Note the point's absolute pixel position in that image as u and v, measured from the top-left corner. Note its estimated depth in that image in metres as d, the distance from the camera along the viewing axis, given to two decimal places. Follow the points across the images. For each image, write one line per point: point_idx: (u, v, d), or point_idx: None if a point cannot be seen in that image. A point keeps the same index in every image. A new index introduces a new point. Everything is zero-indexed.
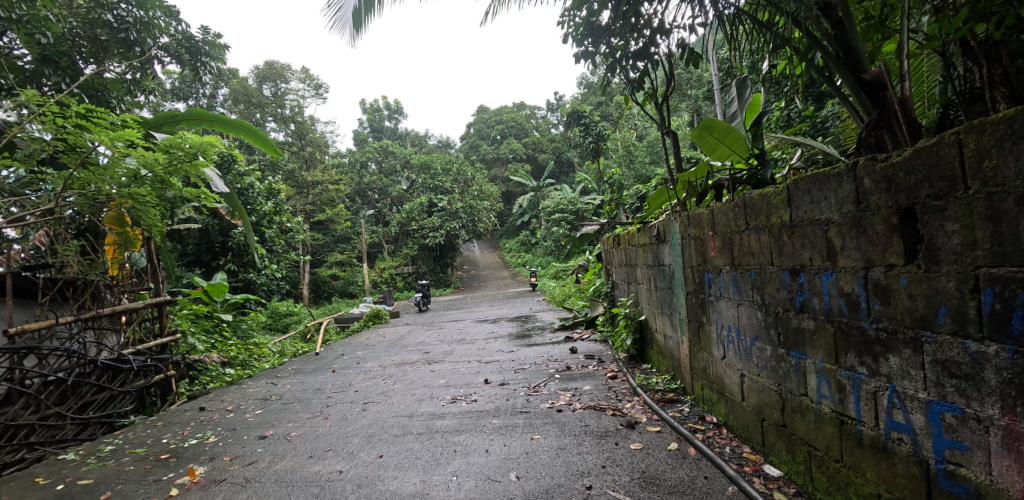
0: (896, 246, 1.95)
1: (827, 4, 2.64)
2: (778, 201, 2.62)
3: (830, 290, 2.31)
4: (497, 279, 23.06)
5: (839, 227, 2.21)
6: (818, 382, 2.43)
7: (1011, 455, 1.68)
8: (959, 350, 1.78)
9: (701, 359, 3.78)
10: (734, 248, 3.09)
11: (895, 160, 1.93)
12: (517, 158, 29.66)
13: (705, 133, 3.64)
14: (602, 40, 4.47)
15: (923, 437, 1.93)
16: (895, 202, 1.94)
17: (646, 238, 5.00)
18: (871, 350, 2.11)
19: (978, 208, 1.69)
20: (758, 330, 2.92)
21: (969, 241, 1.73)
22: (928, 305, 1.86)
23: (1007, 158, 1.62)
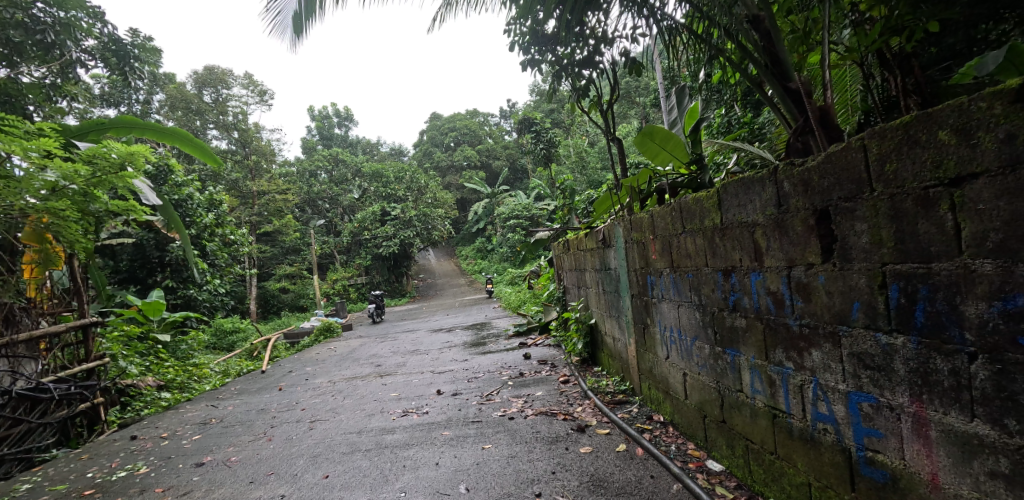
0: (814, 246, 2.04)
1: (755, 17, 2.68)
2: (709, 204, 2.72)
3: (758, 289, 2.41)
4: (454, 287, 22.94)
5: (765, 230, 2.31)
6: (752, 378, 2.53)
7: (920, 440, 1.71)
8: (871, 343, 1.82)
9: (647, 360, 3.87)
10: (672, 251, 3.18)
11: (810, 164, 2.02)
12: (471, 165, 29.68)
13: (647, 140, 3.72)
14: (548, 49, 4.53)
15: (845, 426, 2.00)
16: (811, 204, 2.03)
17: (592, 242, 5.09)
18: (796, 345, 2.21)
19: (882, 209, 1.72)
20: (697, 330, 3.01)
21: (876, 240, 1.77)
22: (844, 301, 1.94)
23: (904, 161, 1.64)
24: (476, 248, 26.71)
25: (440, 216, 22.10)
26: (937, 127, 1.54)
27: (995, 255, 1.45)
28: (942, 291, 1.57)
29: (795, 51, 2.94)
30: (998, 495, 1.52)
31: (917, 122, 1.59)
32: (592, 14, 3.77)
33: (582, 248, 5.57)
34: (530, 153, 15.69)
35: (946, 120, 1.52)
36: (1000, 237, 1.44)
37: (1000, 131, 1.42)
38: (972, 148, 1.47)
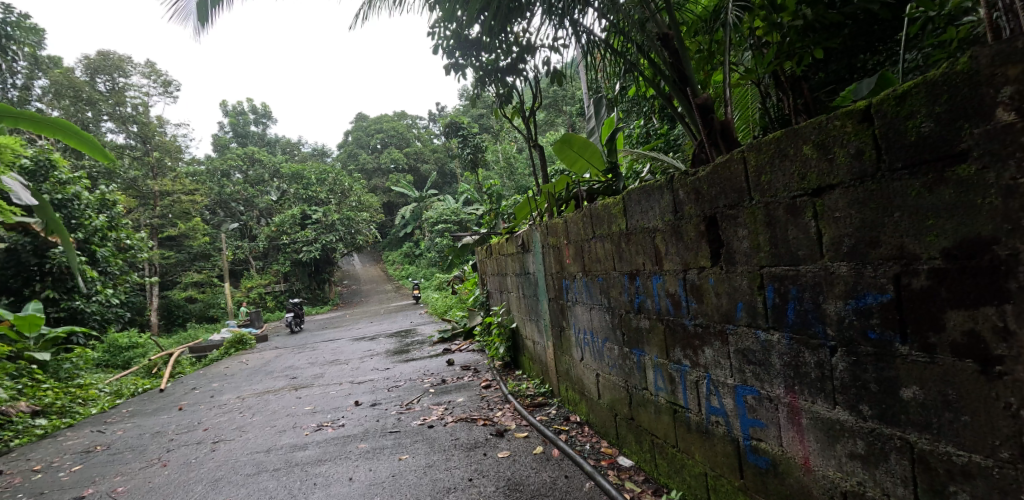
0: (704, 250, 2.18)
1: (665, 35, 2.76)
2: (616, 210, 2.83)
3: (659, 291, 2.54)
4: (379, 293, 22.41)
5: (664, 235, 2.44)
6: (655, 375, 2.66)
7: (794, 428, 1.83)
8: (753, 339, 1.97)
9: (564, 362, 3.96)
10: (584, 255, 3.29)
11: (700, 174, 2.16)
12: (398, 168, 29.21)
13: (565, 148, 3.76)
14: (472, 54, 4.52)
15: (733, 418, 2.15)
16: (702, 211, 2.17)
17: (513, 247, 5.14)
18: (691, 344, 2.35)
19: (760, 216, 1.87)
20: (607, 331, 3.12)
21: (755, 245, 1.91)
22: (730, 302, 2.08)
23: (775, 173, 1.77)
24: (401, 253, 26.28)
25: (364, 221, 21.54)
26: (802, 141, 1.63)
27: (849, 258, 1.53)
28: (808, 291, 1.68)
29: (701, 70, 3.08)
30: (857, 475, 1.60)
31: (786, 138, 1.71)
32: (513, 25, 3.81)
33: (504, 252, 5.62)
34: (458, 157, 15.62)
35: (808, 136, 1.61)
36: (852, 242, 1.52)
37: (851, 147, 1.49)
38: (829, 162, 1.56)
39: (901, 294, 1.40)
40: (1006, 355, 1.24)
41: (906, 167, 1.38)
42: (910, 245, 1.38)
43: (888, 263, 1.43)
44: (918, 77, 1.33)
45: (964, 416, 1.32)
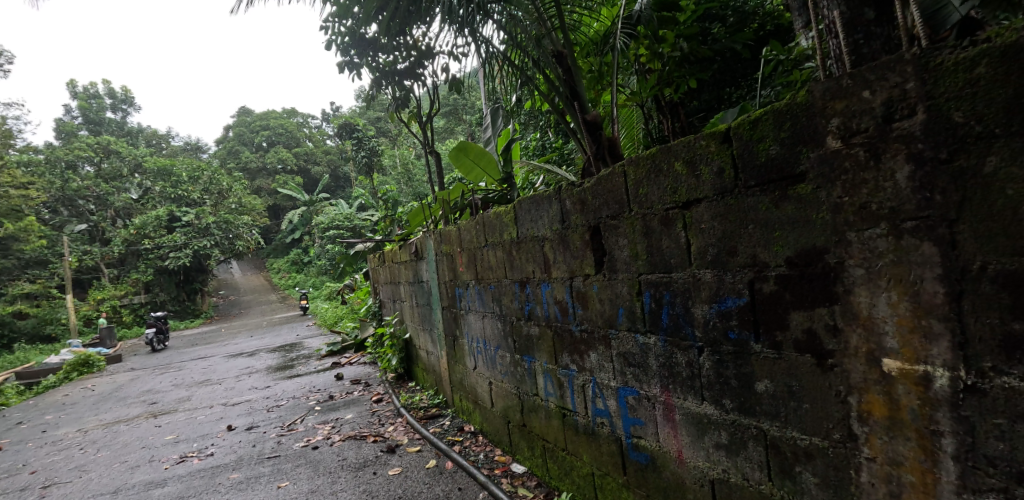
0: (589, 258, 2.30)
1: (559, 52, 2.86)
2: (507, 219, 2.90)
3: (547, 298, 2.63)
4: (261, 303, 20.98)
5: (552, 243, 2.53)
6: (545, 381, 2.75)
7: (669, 424, 1.97)
8: (632, 342, 2.10)
9: (457, 372, 3.97)
10: (477, 263, 3.33)
11: (585, 185, 2.27)
12: (286, 169, 27.70)
13: (461, 155, 3.77)
14: (368, 54, 4.33)
15: (617, 418, 2.27)
16: (587, 220, 2.29)
17: (406, 255, 5.07)
18: (577, 349, 2.46)
19: (638, 226, 2.00)
20: (499, 339, 3.18)
21: (634, 253, 2.04)
22: (612, 307, 2.21)
23: (651, 187, 1.91)
24: (289, 261, 24.94)
25: (245, 225, 20.12)
26: (674, 158, 1.75)
27: (712, 266, 1.65)
28: (679, 296, 1.81)
29: (591, 89, 3.24)
30: (722, 463, 1.72)
31: (661, 154, 1.84)
32: (412, 28, 3.71)
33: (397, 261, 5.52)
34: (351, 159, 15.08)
35: (678, 153, 1.72)
36: (715, 251, 1.63)
37: (714, 165, 1.58)
38: (696, 178, 1.67)
39: (754, 298, 1.51)
40: (836, 349, 1.30)
41: (759, 185, 1.44)
42: (761, 254, 1.47)
43: (744, 270, 1.53)
44: (767, 106, 1.38)
45: (805, 404, 1.40)
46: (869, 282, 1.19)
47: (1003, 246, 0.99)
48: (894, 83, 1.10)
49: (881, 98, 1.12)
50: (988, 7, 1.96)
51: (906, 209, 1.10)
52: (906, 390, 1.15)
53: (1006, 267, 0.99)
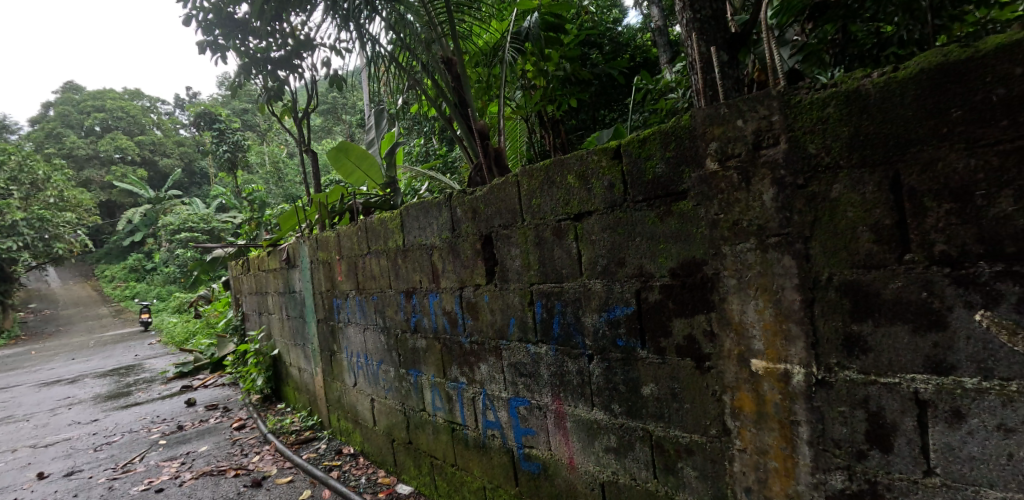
0: (480, 268, 2.33)
1: (449, 59, 2.89)
2: (392, 225, 2.86)
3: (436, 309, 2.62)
4: (89, 317, 18.35)
5: (441, 252, 2.55)
6: (432, 395, 2.73)
7: (561, 432, 2.04)
8: (524, 353, 2.16)
9: (335, 390, 3.80)
10: (358, 272, 3.24)
11: (477, 194, 2.31)
12: (124, 159, 24.51)
13: (342, 156, 3.68)
14: (237, 37, 3.92)
15: (508, 430, 2.31)
16: (478, 229, 2.32)
17: (275, 262, 4.77)
18: (467, 360, 2.47)
19: (530, 236, 2.06)
20: (382, 353, 3.10)
21: (526, 263, 2.11)
22: (503, 317, 2.25)
23: (543, 199, 1.98)
24: (125, 268, 21.98)
25: (65, 222, 17.38)
26: (567, 171, 1.84)
27: (602, 276, 1.75)
28: (570, 306, 1.89)
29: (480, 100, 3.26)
30: (611, 466, 1.82)
31: (553, 166, 1.92)
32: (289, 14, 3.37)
33: (264, 269, 5.17)
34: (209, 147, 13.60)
35: (571, 166, 1.82)
36: (605, 262, 1.73)
37: (605, 180, 1.70)
38: (588, 191, 1.77)
39: (641, 306, 1.63)
40: (713, 352, 1.45)
41: (646, 200, 1.57)
42: (647, 266, 1.60)
43: (631, 280, 1.65)
44: (655, 127, 1.51)
45: (685, 404, 1.53)
46: (740, 291, 1.34)
47: (845, 259, 1.17)
48: (761, 115, 1.27)
49: (752, 127, 1.28)
50: (808, 62, 2.44)
51: (771, 226, 1.26)
52: (770, 386, 1.31)
53: (848, 277, 1.17)
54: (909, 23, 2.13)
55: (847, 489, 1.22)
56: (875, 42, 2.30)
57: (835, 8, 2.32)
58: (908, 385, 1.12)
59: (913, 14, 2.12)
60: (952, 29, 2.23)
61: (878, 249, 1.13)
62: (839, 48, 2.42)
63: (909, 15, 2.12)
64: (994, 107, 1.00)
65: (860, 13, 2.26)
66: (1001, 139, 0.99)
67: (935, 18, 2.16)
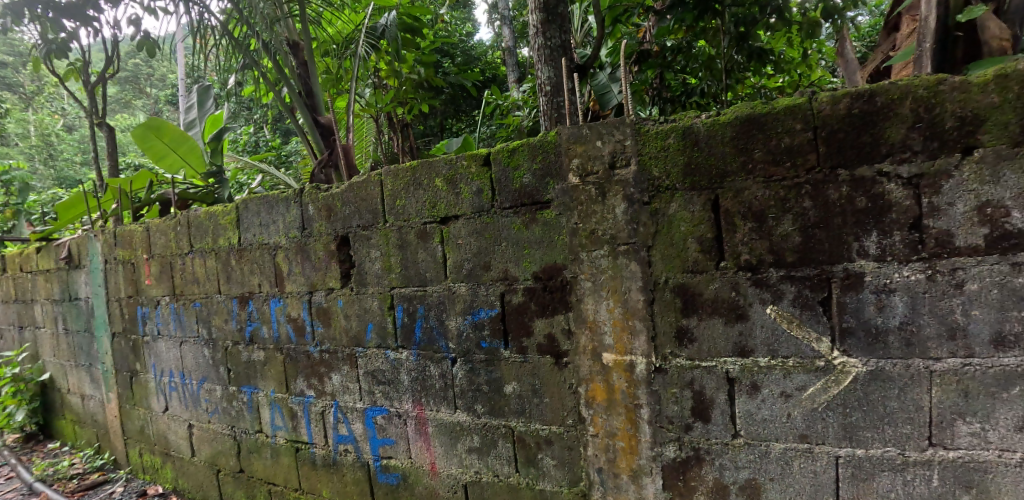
0: (334, 271, 2.13)
1: (294, 41, 2.58)
2: (224, 220, 2.51)
3: (278, 317, 2.34)
4: None
5: (285, 253, 2.29)
6: (271, 414, 2.45)
7: (422, 439, 1.99)
8: (382, 360, 2.03)
9: (136, 419, 3.30)
10: (175, 275, 2.81)
11: (334, 190, 2.10)
12: None
13: (150, 135, 2.97)
14: None
15: (362, 443, 2.16)
16: (333, 230, 2.12)
17: (49, 262, 4.04)
18: (316, 372, 2.24)
19: (392, 238, 1.96)
20: (204, 370, 2.73)
21: (386, 266, 1.99)
22: (359, 324, 2.09)
23: (409, 200, 1.90)
24: None
25: None
26: (434, 173, 1.83)
27: (466, 279, 1.79)
28: (433, 310, 1.88)
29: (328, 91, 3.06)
30: (473, 466, 1.88)
31: (421, 167, 1.87)
32: None
33: (30, 271, 4.33)
34: None
35: (439, 169, 1.82)
36: (470, 265, 1.78)
37: (473, 186, 1.75)
38: (455, 194, 1.79)
39: (505, 309, 1.73)
40: (570, 348, 1.63)
41: (512, 206, 1.68)
42: (512, 269, 1.70)
43: (495, 284, 1.74)
44: (524, 139, 1.64)
45: (545, 399, 1.70)
46: (595, 292, 1.56)
47: (678, 266, 1.45)
48: (618, 139, 1.50)
49: (610, 148, 1.51)
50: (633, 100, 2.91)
51: (621, 236, 1.50)
52: (618, 375, 1.54)
53: (680, 280, 1.45)
54: (708, 79, 2.72)
55: (677, 457, 1.50)
56: (683, 91, 2.86)
57: (657, 57, 2.77)
58: (722, 366, 1.43)
59: (711, 72, 2.66)
60: (737, 89, 2.84)
61: (703, 257, 1.42)
62: (655, 91, 2.91)
63: (709, 73, 2.67)
64: (781, 152, 1.34)
65: (673, 65, 2.76)
66: (787, 176, 1.34)
67: (727, 78, 2.72)
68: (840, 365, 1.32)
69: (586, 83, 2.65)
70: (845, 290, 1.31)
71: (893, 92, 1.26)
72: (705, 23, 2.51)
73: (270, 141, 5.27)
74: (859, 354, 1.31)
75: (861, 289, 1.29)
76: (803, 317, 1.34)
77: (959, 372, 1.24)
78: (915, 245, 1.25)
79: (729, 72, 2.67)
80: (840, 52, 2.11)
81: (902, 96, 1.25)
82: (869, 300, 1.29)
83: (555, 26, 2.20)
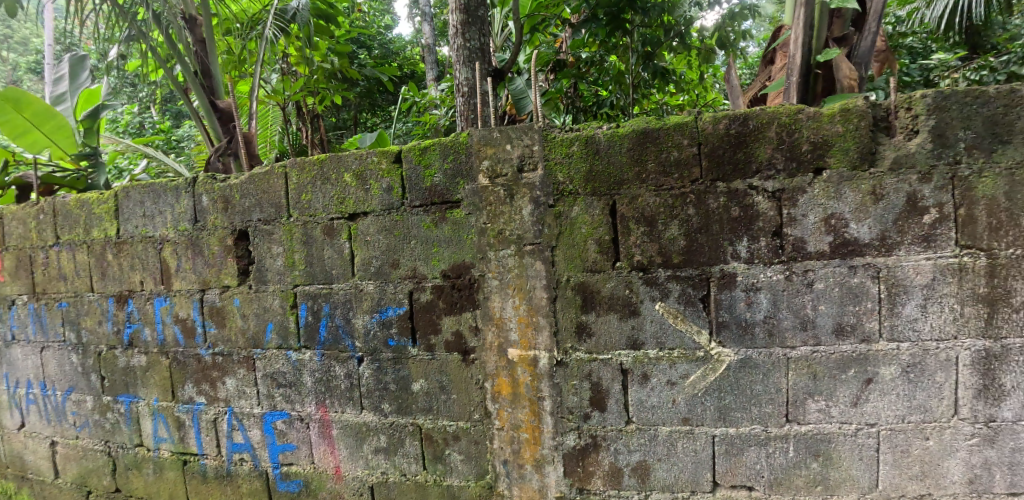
0: (231, 268, 2.05)
1: (191, 16, 2.38)
2: (101, 211, 2.29)
3: (164, 317, 2.19)
4: None
5: (175, 246, 2.15)
6: (154, 425, 2.28)
7: (326, 442, 1.96)
8: (283, 361, 1.98)
9: None
10: (35, 271, 2.50)
11: (232, 182, 2.02)
12: None
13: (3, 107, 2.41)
14: None
15: (260, 450, 2.08)
16: (231, 223, 2.04)
17: None
18: (208, 376, 2.13)
19: (296, 234, 1.92)
20: (72, 379, 2.44)
21: (289, 263, 1.95)
22: (258, 324, 2.02)
23: (316, 194, 1.87)
24: None
25: None
26: (343, 168, 1.82)
27: (374, 278, 1.80)
28: (339, 308, 1.87)
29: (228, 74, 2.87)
30: (381, 466, 1.89)
31: (328, 161, 1.85)
32: None
33: None
34: None
35: (348, 164, 1.81)
36: (379, 263, 1.79)
37: (383, 182, 1.76)
38: (364, 191, 1.79)
39: (413, 306, 1.76)
40: (477, 345, 1.69)
41: (422, 205, 1.72)
42: (421, 268, 1.74)
43: (404, 282, 1.76)
44: (436, 138, 1.67)
45: (452, 395, 1.75)
46: (501, 290, 1.63)
47: (579, 265, 1.57)
48: (526, 144, 1.59)
49: (518, 152, 1.59)
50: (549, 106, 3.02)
51: (527, 236, 1.60)
52: (523, 370, 1.63)
53: (580, 279, 1.57)
54: (618, 92, 2.95)
55: (576, 445, 1.62)
56: (595, 102, 3.04)
57: (572, 67, 2.92)
58: (616, 358, 1.56)
59: (620, 86, 2.92)
60: (642, 103, 3.11)
61: (601, 258, 1.55)
62: (569, 100, 3.05)
63: (618, 86, 2.93)
64: (671, 164, 1.49)
65: (587, 76, 2.95)
66: (674, 186, 1.50)
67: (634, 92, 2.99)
68: (717, 354, 1.51)
69: (503, 87, 2.79)
70: (721, 288, 1.49)
71: (762, 116, 1.45)
72: (616, 40, 2.75)
73: (157, 123, 4.87)
74: (732, 345, 1.50)
75: (734, 287, 1.48)
76: (686, 313, 1.51)
77: (810, 358, 1.48)
78: (777, 250, 1.46)
79: (636, 87, 2.93)
80: (727, 79, 2.34)
81: (769, 121, 1.44)
82: (740, 298, 1.48)
83: (474, 28, 2.29)
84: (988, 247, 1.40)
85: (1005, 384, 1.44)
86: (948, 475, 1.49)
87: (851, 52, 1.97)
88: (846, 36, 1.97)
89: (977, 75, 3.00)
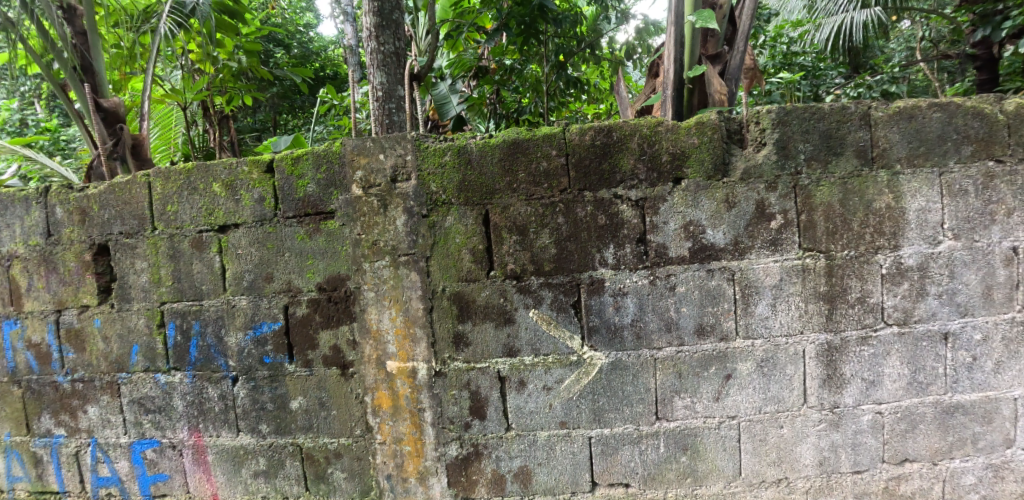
0: (89, 286, 1.88)
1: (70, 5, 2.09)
2: None
3: (14, 343, 1.97)
4: None
5: (24, 263, 1.94)
6: (6, 463, 2.03)
7: (200, 469, 1.84)
8: (151, 385, 1.84)
9: None
10: None
11: (89, 192, 1.85)
12: None
13: None
14: None
15: (129, 482, 1.92)
16: (89, 237, 1.87)
17: None
18: (67, 406, 1.94)
19: (162, 248, 1.79)
20: None
21: (154, 279, 1.81)
22: (122, 346, 1.87)
23: (183, 206, 1.75)
24: None
25: None
26: (211, 178, 1.72)
27: (247, 292, 1.72)
28: (210, 325, 1.76)
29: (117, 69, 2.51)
30: (260, 491, 1.79)
31: (196, 170, 1.74)
32: None
33: None
34: None
35: (217, 174, 1.71)
36: (251, 277, 1.71)
37: (254, 193, 1.68)
38: (235, 202, 1.70)
39: (289, 321, 1.69)
40: (355, 359, 1.65)
41: (295, 216, 1.65)
42: (295, 281, 1.68)
43: (279, 296, 1.69)
44: (308, 148, 1.62)
45: (332, 411, 1.69)
46: (377, 302, 1.61)
47: (454, 275, 1.57)
48: (399, 154, 1.57)
49: (391, 162, 1.57)
50: (473, 112, 2.98)
51: (402, 247, 1.58)
52: (402, 381, 1.61)
53: (456, 289, 1.57)
54: (535, 99, 2.92)
55: (458, 454, 1.61)
56: (515, 109, 2.93)
57: (494, 74, 2.89)
58: (493, 366, 1.58)
59: (539, 93, 2.89)
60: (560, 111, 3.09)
61: (475, 267, 1.56)
62: (492, 106, 2.95)
63: (536, 93, 2.90)
64: (540, 174, 1.53)
65: (508, 84, 2.89)
66: (544, 196, 1.53)
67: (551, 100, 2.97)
68: (589, 358, 1.56)
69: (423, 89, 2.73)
70: (590, 294, 1.54)
71: (626, 128, 1.51)
72: (531, 50, 2.80)
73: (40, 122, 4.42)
74: (603, 348, 1.56)
75: (603, 293, 1.54)
76: (559, 319, 1.55)
77: (675, 358, 1.56)
78: (642, 255, 1.53)
79: (552, 95, 2.93)
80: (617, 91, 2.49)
81: (632, 133, 1.51)
82: (609, 302, 1.54)
83: (389, 32, 2.14)
84: (826, 249, 1.54)
85: (845, 373, 1.58)
86: (801, 459, 1.61)
87: (724, 68, 2.09)
88: (719, 53, 2.09)
89: (857, 91, 3.26)
